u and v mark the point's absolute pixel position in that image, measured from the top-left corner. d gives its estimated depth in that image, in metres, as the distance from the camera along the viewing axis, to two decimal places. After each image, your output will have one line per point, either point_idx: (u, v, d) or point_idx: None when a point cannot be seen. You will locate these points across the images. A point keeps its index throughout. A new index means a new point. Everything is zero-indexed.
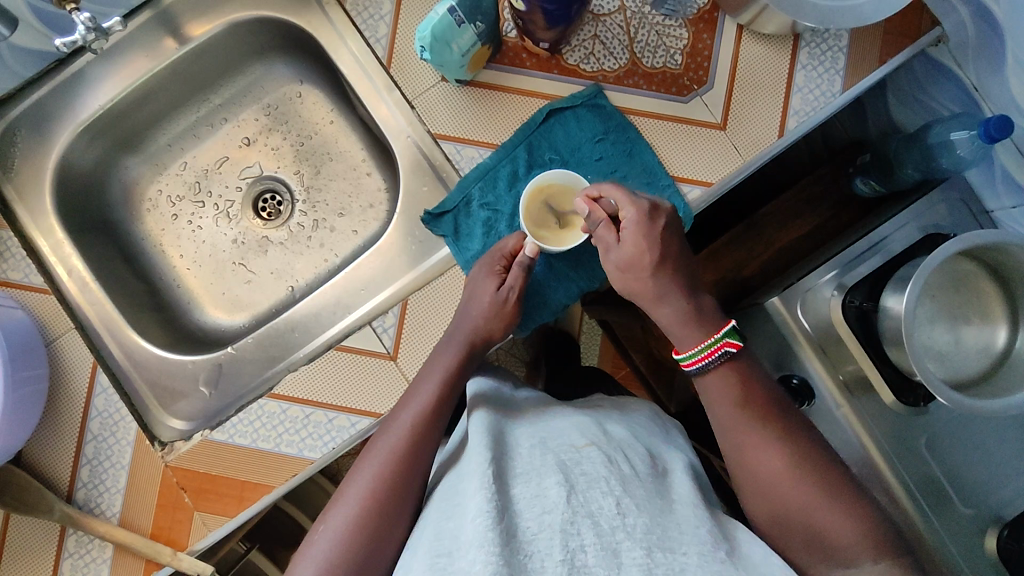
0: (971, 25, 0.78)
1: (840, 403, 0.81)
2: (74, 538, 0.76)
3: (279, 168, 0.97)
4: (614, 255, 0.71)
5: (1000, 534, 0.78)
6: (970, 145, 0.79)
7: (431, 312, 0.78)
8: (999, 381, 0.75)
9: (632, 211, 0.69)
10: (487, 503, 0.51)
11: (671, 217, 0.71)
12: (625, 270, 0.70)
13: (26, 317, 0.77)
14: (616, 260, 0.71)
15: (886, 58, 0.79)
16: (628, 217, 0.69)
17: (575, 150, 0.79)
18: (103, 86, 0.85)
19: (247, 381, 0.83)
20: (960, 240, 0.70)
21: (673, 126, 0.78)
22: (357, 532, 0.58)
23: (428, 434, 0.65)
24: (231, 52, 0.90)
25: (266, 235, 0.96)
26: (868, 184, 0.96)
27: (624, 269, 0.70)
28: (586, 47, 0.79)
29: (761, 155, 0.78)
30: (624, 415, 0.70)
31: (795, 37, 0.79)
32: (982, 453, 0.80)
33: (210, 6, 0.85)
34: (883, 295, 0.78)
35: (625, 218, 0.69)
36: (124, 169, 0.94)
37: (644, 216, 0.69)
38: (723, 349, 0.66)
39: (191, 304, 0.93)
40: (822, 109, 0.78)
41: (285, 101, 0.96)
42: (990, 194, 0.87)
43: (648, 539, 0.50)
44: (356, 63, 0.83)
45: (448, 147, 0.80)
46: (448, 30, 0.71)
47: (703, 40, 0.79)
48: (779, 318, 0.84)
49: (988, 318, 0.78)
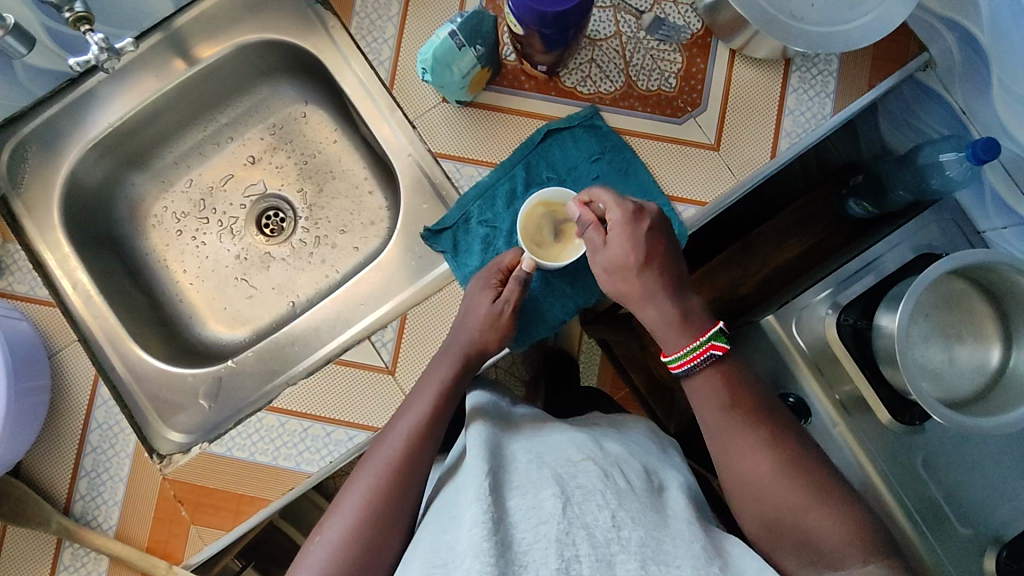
0: (957, 51, 0.80)
1: (837, 422, 0.81)
2: (70, 550, 0.76)
3: (283, 186, 0.99)
4: (602, 257, 0.72)
5: (1000, 556, 0.78)
6: (959, 167, 0.81)
7: (430, 327, 0.79)
8: (995, 400, 0.76)
9: (617, 213, 0.71)
10: (483, 514, 0.52)
11: (659, 219, 0.71)
12: (611, 272, 0.72)
13: (31, 328, 0.78)
14: (604, 262, 0.72)
15: (875, 83, 0.81)
16: (614, 220, 0.71)
17: (572, 169, 0.81)
18: (113, 105, 0.87)
19: (247, 395, 0.84)
20: (951, 260, 0.71)
21: (667, 147, 0.80)
22: (353, 542, 0.59)
23: (424, 446, 0.65)
24: (238, 74, 0.93)
25: (269, 250, 0.97)
26: (861, 205, 0.98)
27: (610, 270, 0.72)
28: (583, 70, 0.81)
29: (754, 175, 0.79)
30: (620, 433, 0.70)
31: (787, 61, 0.81)
32: (981, 473, 0.80)
33: (219, 30, 0.87)
34: (877, 314, 0.78)
35: (611, 220, 0.71)
36: (131, 186, 0.96)
37: (628, 217, 0.70)
38: (709, 351, 0.68)
39: (193, 318, 0.95)
40: (813, 131, 0.80)
41: (290, 121, 0.98)
42: (981, 214, 0.89)
43: (642, 552, 0.51)
44: (360, 85, 0.85)
45: (448, 165, 0.81)
46: (449, 53, 0.73)
47: (697, 64, 0.81)
48: (775, 336, 0.85)
49: (983, 337, 0.79)
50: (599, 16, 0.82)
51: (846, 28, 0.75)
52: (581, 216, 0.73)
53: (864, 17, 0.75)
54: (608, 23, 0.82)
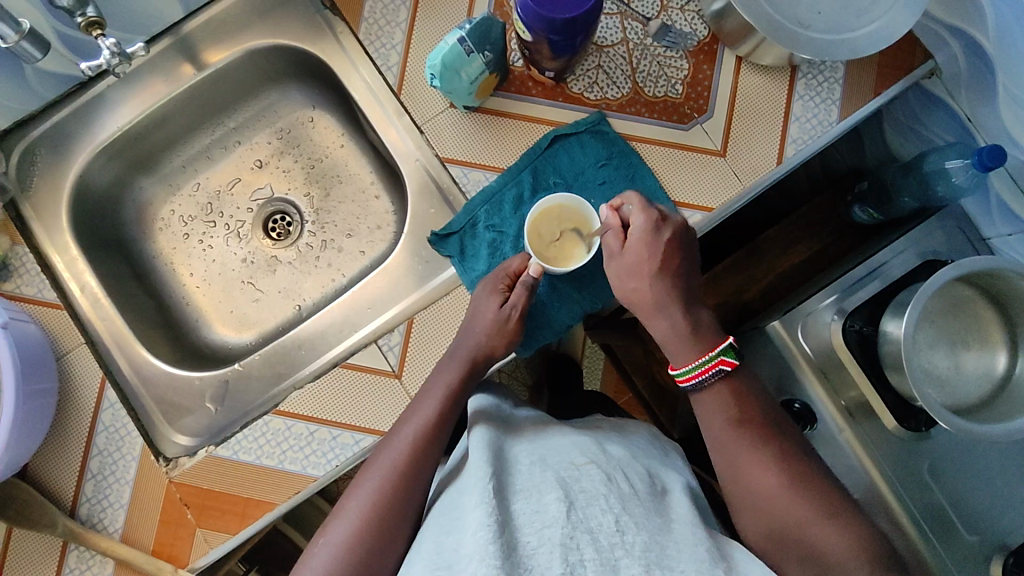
0: (963, 58, 0.80)
1: (841, 428, 0.81)
2: (76, 553, 0.76)
3: (289, 190, 0.99)
4: (616, 263, 0.72)
5: (1006, 563, 0.78)
6: (965, 174, 0.80)
7: (437, 330, 0.80)
8: (1001, 407, 0.75)
9: (641, 219, 0.71)
10: (489, 517, 0.52)
11: (679, 231, 0.72)
12: (623, 278, 0.72)
13: (40, 331, 0.78)
14: (617, 267, 0.73)
15: (880, 90, 0.81)
16: (636, 225, 0.71)
17: (579, 174, 0.81)
18: (122, 109, 0.88)
19: (253, 399, 0.84)
20: (957, 267, 0.71)
21: (674, 153, 0.80)
22: (357, 546, 0.59)
23: (429, 451, 0.66)
24: (247, 78, 0.94)
25: (275, 254, 0.98)
26: (866, 211, 0.99)
27: (623, 277, 0.72)
28: (590, 76, 0.82)
29: (760, 181, 0.80)
30: (624, 436, 0.70)
31: (793, 68, 0.81)
32: (986, 479, 0.80)
33: (228, 36, 0.88)
34: (883, 320, 0.78)
35: (633, 225, 0.71)
36: (139, 190, 0.96)
37: (651, 226, 0.70)
38: (719, 366, 0.68)
39: (199, 321, 0.95)
40: (819, 138, 0.80)
41: (297, 125, 0.99)
42: (987, 222, 0.89)
43: (647, 557, 0.51)
44: (368, 89, 0.85)
45: (455, 170, 0.82)
46: (458, 59, 0.74)
47: (703, 71, 0.81)
48: (780, 341, 0.85)
49: (988, 344, 0.79)
50: (606, 21, 0.82)
51: (853, 35, 0.75)
52: (608, 220, 0.73)
53: (871, 24, 0.75)
54: (615, 29, 0.82)
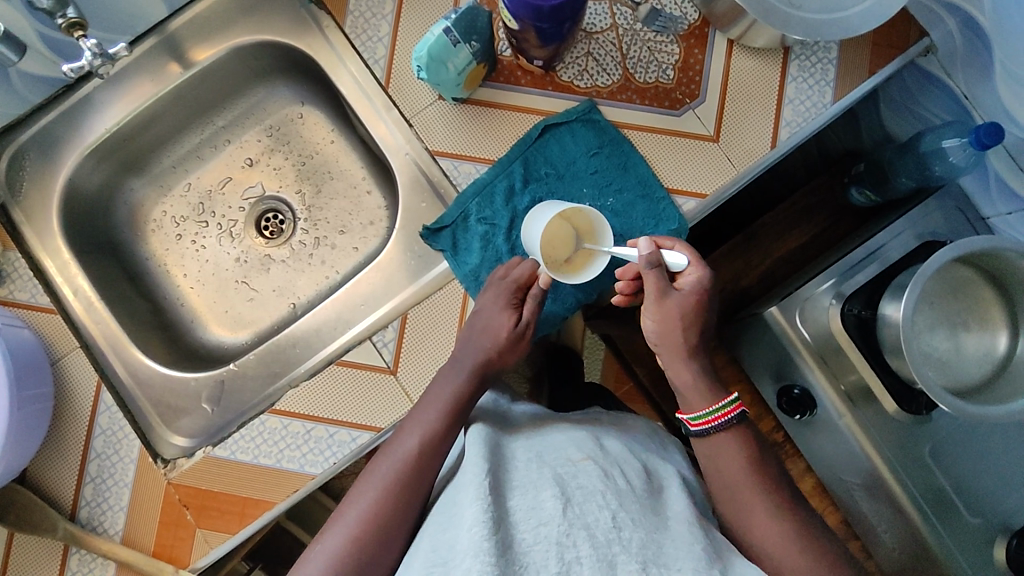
0: (959, 34, 0.79)
1: (842, 413, 0.81)
2: (78, 556, 0.77)
3: (281, 188, 0.98)
4: (674, 304, 0.69)
5: (1010, 545, 0.77)
6: (962, 152, 0.80)
7: (432, 325, 0.79)
8: (1001, 387, 0.75)
9: (705, 276, 0.70)
10: (484, 512, 0.52)
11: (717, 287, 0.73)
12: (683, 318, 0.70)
13: (33, 336, 0.78)
14: (675, 308, 0.69)
15: (875, 70, 0.80)
16: (697, 279, 0.70)
17: (570, 164, 0.80)
18: (109, 110, 0.87)
19: (249, 398, 0.84)
20: (957, 247, 0.69)
21: (666, 139, 0.79)
22: (354, 552, 0.59)
23: (433, 460, 0.65)
24: (234, 76, 0.93)
25: (269, 253, 0.97)
26: (863, 193, 0.98)
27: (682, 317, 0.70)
28: (579, 63, 0.80)
29: (754, 166, 0.79)
30: (620, 431, 0.69)
31: (785, 50, 0.80)
32: (988, 461, 0.79)
33: (214, 33, 0.87)
34: (882, 303, 0.77)
35: (692, 279, 0.70)
36: (130, 191, 0.96)
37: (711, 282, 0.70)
38: (739, 408, 0.69)
39: (194, 321, 0.95)
40: (813, 120, 0.79)
41: (287, 122, 0.98)
42: (986, 201, 0.88)
43: (643, 554, 0.50)
44: (355, 84, 0.84)
45: (445, 163, 0.81)
46: (444, 50, 0.73)
47: (694, 55, 0.80)
48: (778, 327, 0.84)
49: (988, 325, 0.78)
50: (594, 8, 0.81)
51: (846, 14, 0.74)
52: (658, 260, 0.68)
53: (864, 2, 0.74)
54: (604, 15, 0.81)
